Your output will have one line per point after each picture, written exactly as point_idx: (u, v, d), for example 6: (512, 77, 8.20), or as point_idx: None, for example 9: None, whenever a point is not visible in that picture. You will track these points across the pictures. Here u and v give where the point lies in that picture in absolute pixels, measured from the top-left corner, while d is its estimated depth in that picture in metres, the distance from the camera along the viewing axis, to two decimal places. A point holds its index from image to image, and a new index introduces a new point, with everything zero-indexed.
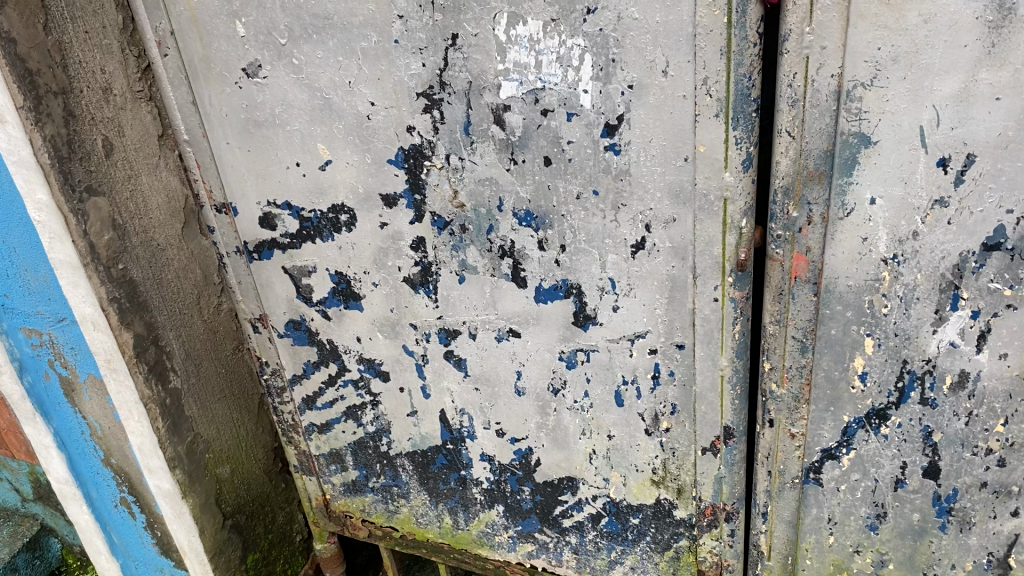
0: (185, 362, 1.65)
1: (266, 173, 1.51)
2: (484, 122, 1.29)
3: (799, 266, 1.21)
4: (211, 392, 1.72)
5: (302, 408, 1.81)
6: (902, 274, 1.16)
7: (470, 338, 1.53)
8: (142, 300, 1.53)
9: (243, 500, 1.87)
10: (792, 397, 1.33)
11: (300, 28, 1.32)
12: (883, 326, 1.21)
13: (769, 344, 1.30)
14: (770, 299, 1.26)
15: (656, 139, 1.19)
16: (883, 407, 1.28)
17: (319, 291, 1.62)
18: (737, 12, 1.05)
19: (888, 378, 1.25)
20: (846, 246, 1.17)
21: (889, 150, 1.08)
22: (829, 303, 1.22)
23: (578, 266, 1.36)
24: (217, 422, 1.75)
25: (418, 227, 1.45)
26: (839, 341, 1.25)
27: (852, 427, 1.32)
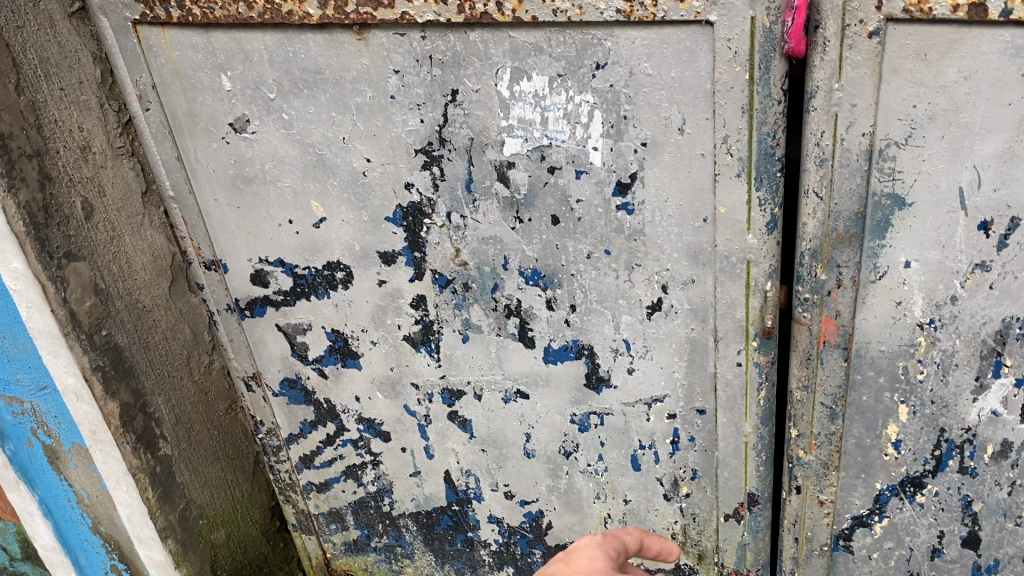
0: (176, 427, 1.57)
1: (257, 230, 1.43)
2: (487, 179, 1.21)
3: (828, 330, 1.13)
4: (204, 455, 1.64)
5: (300, 467, 1.73)
6: (939, 340, 1.08)
7: (475, 398, 1.45)
8: (128, 366, 1.45)
9: (241, 564, 1.78)
10: (820, 463, 1.25)
11: (290, 82, 1.25)
12: (919, 392, 1.13)
13: (795, 410, 1.22)
14: (796, 364, 1.18)
15: (672, 199, 1.11)
16: (919, 475, 1.20)
17: (315, 349, 1.53)
18: (760, 68, 0.98)
19: (924, 446, 1.17)
20: (879, 309, 1.09)
21: (926, 212, 1.00)
22: (860, 368, 1.15)
23: (590, 327, 1.28)
24: (211, 486, 1.67)
25: (418, 285, 1.36)
26: (871, 407, 1.17)
27: (884, 495, 1.24)
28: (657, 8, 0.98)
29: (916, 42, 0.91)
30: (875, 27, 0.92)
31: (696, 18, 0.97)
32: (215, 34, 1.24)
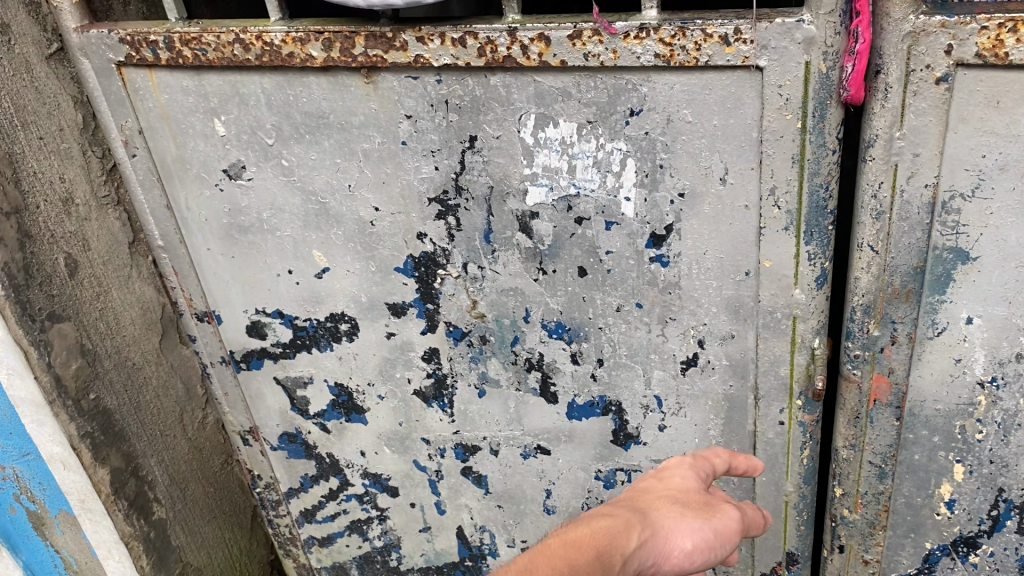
0: (169, 488, 1.47)
1: (254, 280, 1.33)
2: (507, 230, 1.12)
3: (880, 388, 1.05)
4: (200, 515, 1.54)
5: (301, 521, 1.64)
6: (1001, 399, 1.01)
7: (491, 454, 1.37)
8: (118, 430, 1.35)
9: None
10: (866, 523, 1.17)
11: (290, 127, 1.15)
12: (977, 452, 1.06)
13: (841, 469, 1.14)
14: (843, 422, 1.10)
15: (712, 252, 1.03)
16: (973, 535, 1.13)
17: (317, 403, 1.44)
18: (814, 116, 0.90)
19: (980, 506, 1.10)
20: (936, 367, 1.02)
21: (991, 266, 0.93)
22: (912, 427, 1.07)
23: (618, 382, 1.20)
24: (207, 546, 1.57)
25: (430, 337, 1.27)
26: (924, 466, 1.10)
27: (935, 554, 1.17)
28: (700, 52, 0.90)
29: (989, 89, 0.84)
30: (943, 73, 0.85)
31: (744, 63, 0.89)
32: (208, 76, 1.15)
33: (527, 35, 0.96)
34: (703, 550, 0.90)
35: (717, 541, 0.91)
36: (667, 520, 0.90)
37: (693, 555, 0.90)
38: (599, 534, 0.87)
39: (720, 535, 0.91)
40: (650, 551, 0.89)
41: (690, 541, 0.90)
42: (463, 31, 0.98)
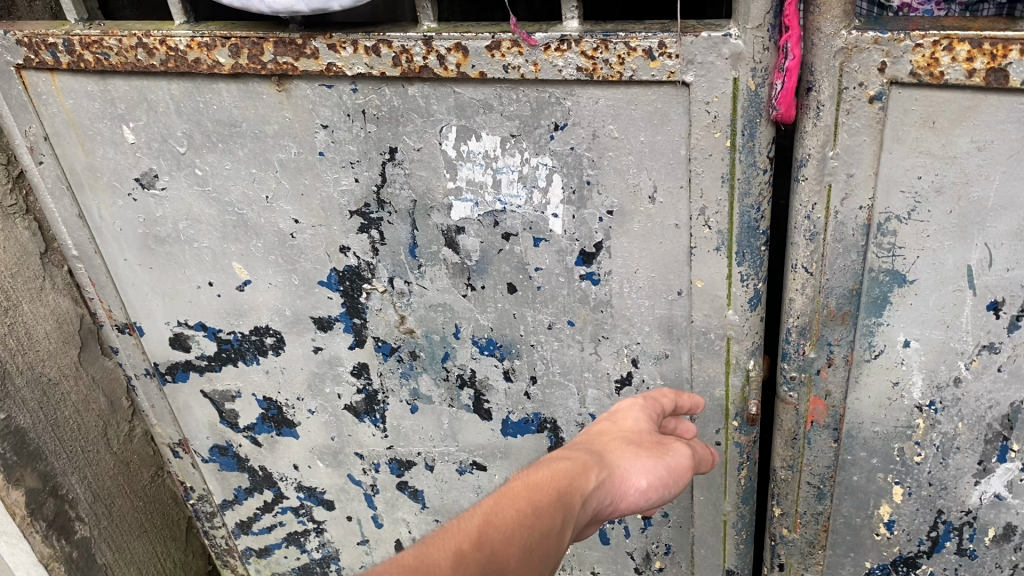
0: (94, 505, 1.41)
1: (175, 292, 1.27)
2: (433, 245, 1.07)
3: (817, 410, 1.02)
4: (128, 530, 1.48)
5: (237, 532, 1.59)
6: (940, 423, 0.98)
7: (427, 468, 1.33)
8: (33, 449, 1.29)
9: None
10: (806, 542, 1.14)
11: (202, 136, 1.09)
12: (916, 474, 1.03)
13: (779, 489, 1.11)
14: (781, 443, 1.07)
15: (643, 270, 0.99)
16: (913, 555, 1.10)
17: (246, 416, 1.38)
18: (743, 135, 0.85)
19: (919, 527, 1.07)
20: (874, 389, 0.98)
21: (928, 290, 0.90)
22: (851, 448, 1.04)
23: (552, 400, 1.16)
24: (137, 561, 1.51)
25: (359, 352, 1.22)
26: (863, 487, 1.07)
27: (875, 573, 1.14)
28: (623, 67, 0.85)
29: (924, 108, 0.79)
30: (877, 91, 0.80)
31: (670, 79, 0.84)
32: (113, 81, 1.08)
33: (443, 45, 0.90)
34: (657, 490, 0.88)
35: (673, 480, 0.89)
36: (623, 461, 0.87)
37: (648, 494, 0.88)
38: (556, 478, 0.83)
39: (676, 474, 0.88)
40: (607, 493, 0.86)
41: (645, 480, 0.88)
42: (376, 39, 0.91)
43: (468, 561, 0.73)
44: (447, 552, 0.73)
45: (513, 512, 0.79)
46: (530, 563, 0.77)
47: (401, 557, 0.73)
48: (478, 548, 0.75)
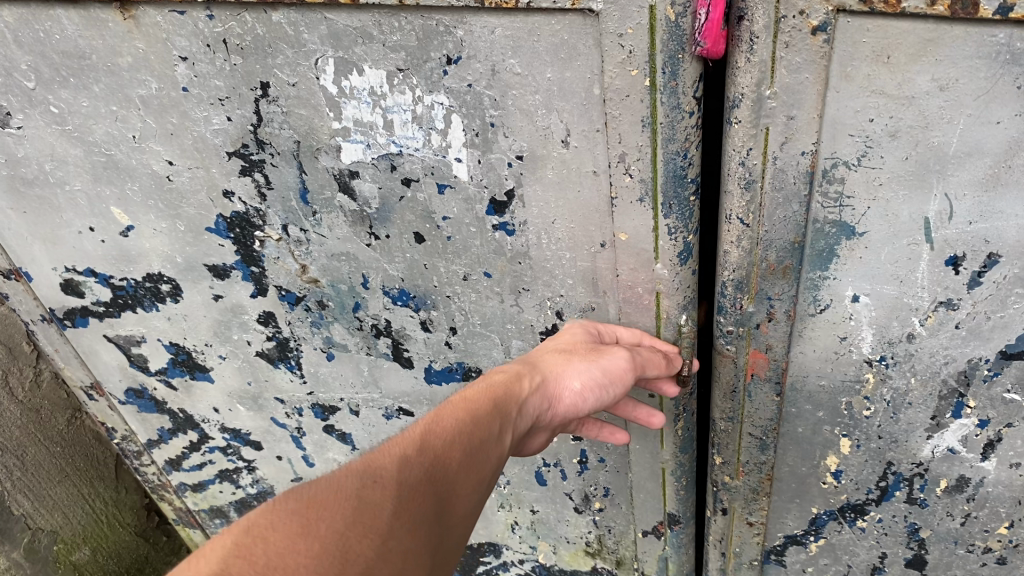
0: (3, 457, 1.39)
1: (55, 238, 1.13)
2: (326, 190, 0.94)
3: (757, 363, 0.92)
4: (46, 479, 1.47)
5: (169, 469, 1.50)
6: (891, 378, 0.89)
7: (352, 414, 1.24)
8: None
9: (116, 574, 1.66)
10: (749, 489, 1.07)
11: (49, 69, 0.93)
12: (865, 427, 0.95)
13: (720, 439, 1.03)
14: (719, 395, 0.97)
15: (561, 220, 0.86)
16: (861, 502, 1.03)
17: (156, 361, 1.28)
18: (664, 73, 0.71)
19: (868, 477, 1.00)
20: (819, 344, 0.89)
21: (880, 243, 0.78)
22: (795, 401, 0.95)
23: (475, 350, 1.05)
24: (61, 507, 1.51)
25: (263, 301, 1.10)
26: (808, 439, 0.99)
27: (821, 518, 1.08)
28: None
29: (877, 41, 0.66)
30: (821, 21, 0.66)
31: (574, 6, 0.70)
32: None
33: None
34: (595, 389, 0.88)
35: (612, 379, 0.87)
36: (556, 365, 0.87)
37: (584, 396, 0.88)
38: (491, 394, 0.84)
39: (614, 373, 0.87)
40: (540, 399, 0.87)
41: (581, 381, 0.88)
42: None
43: (412, 466, 0.72)
44: (393, 458, 0.72)
45: (450, 425, 0.79)
46: (470, 467, 0.78)
47: (347, 466, 0.72)
48: (421, 455, 0.74)
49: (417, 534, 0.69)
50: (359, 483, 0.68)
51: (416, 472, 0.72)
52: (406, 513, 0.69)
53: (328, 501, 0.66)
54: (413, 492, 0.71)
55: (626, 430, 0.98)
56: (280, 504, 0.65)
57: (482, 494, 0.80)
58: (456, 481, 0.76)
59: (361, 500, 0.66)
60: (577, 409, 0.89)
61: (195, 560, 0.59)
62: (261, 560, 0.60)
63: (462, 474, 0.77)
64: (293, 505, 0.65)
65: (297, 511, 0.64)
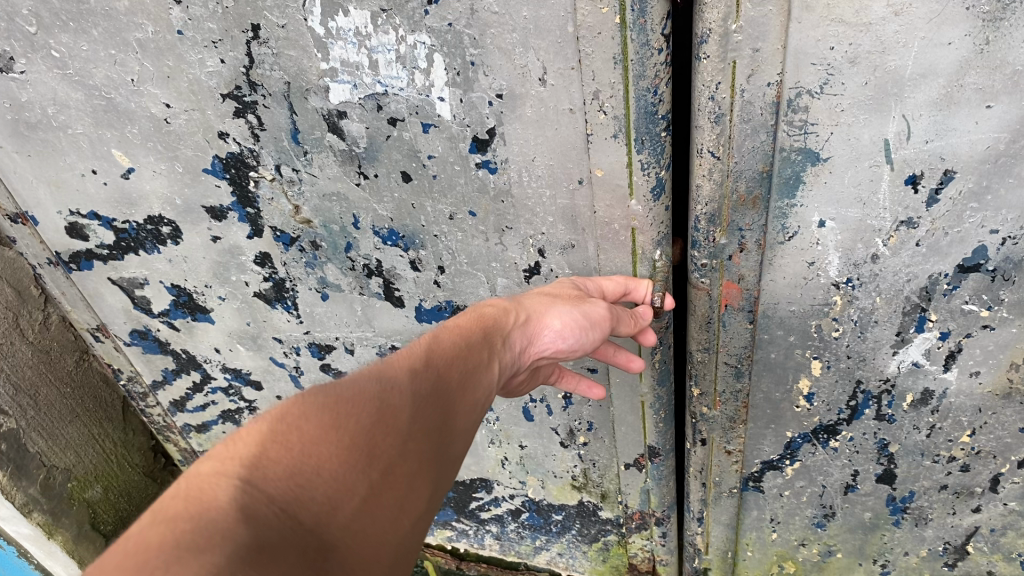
0: (17, 397, 1.48)
1: (59, 181, 1.18)
2: (316, 130, 0.98)
3: (730, 294, 0.97)
4: (59, 418, 1.57)
5: (173, 411, 1.56)
6: (857, 299, 0.93)
7: (347, 352, 1.29)
8: None
9: (129, 511, 1.78)
10: (726, 418, 1.13)
11: (49, 14, 0.96)
12: (834, 348, 0.99)
13: (697, 370, 1.08)
14: (695, 328, 1.02)
15: (540, 158, 0.90)
16: (833, 423, 1.08)
17: (158, 303, 1.33)
18: (632, 11, 0.74)
19: (838, 398, 1.05)
20: (789, 271, 0.93)
21: (843, 167, 0.82)
22: (767, 328, 1.00)
23: (463, 288, 1.10)
24: (74, 447, 1.62)
25: (259, 242, 1.15)
26: (781, 364, 1.04)
27: (796, 441, 1.13)
28: None
29: None
30: None
31: None
32: None
33: None
34: (573, 329, 0.91)
35: (591, 322, 0.90)
36: (542, 305, 0.91)
37: (562, 336, 0.91)
38: (481, 324, 0.89)
39: (592, 317, 0.90)
40: (523, 335, 0.91)
41: (561, 321, 0.91)
42: None
43: (422, 377, 0.79)
44: (400, 369, 0.78)
45: (450, 346, 0.85)
46: (470, 384, 0.84)
47: (358, 374, 0.77)
48: (428, 368, 0.81)
49: (427, 438, 0.75)
50: (375, 388, 0.74)
51: (426, 383, 0.79)
52: (415, 420, 0.75)
53: (351, 399, 0.71)
54: (420, 402, 0.76)
55: (603, 387, 1.05)
56: (303, 399, 0.70)
57: (478, 411, 0.86)
58: (460, 394, 0.82)
59: (382, 403, 0.72)
60: (556, 349, 0.93)
61: (232, 444, 0.64)
62: (297, 446, 0.64)
63: (465, 388, 0.83)
64: (321, 400, 0.70)
65: (323, 407, 0.69)
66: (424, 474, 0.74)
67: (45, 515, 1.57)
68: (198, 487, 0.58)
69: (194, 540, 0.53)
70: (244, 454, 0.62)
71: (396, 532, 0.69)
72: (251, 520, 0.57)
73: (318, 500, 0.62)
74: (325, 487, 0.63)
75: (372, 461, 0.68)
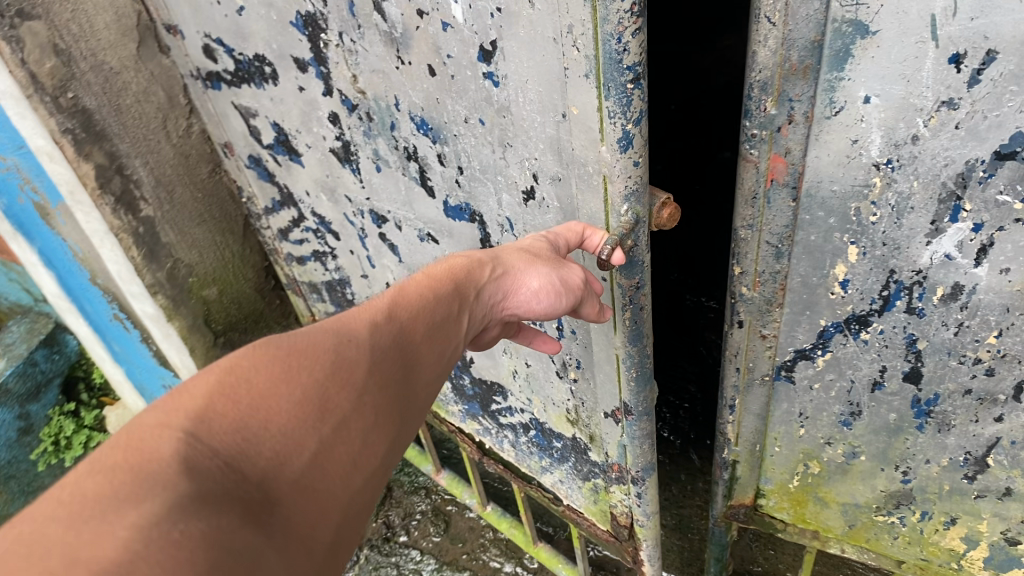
0: (156, 189, 1.70)
1: (194, 5, 1.31)
2: (367, 7, 1.01)
3: (777, 169, 0.89)
4: (188, 217, 1.80)
5: (281, 237, 1.82)
6: (896, 183, 0.83)
7: (396, 227, 1.40)
8: (99, 130, 1.54)
9: (235, 318, 2.06)
10: (763, 300, 1.05)
11: None
12: (870, 234, 0.90)
13: (739, 248, 1.01)
14: (740, 201, 0.95)
15: (531, 84, 0.89)
16: (865, 314, 0.99)
17: (265, 134, 1.48)
18: None
19: (872, 286, 0.95)
20: (833, 148, 0.85)
21: (890, 42, 0.73)
22: (811, 210, 0.92)
23: (477, 194, 1.13)
24: (198, 246, 1.86)
25: (330, 102, 1.24)
26: (820, 247, 0.95)
27: (829, 331, 1.04)
28: None
29: None
30: None
31: None
32: None
33: None
34: (549, 293, 0.87)
35: (568, 287, 0.87)
36: (514, 263, 0.90)
37: (538, 297, 0.88)
38: (451, 276, 0.89)
39: (570, 285, 0.87)
40: (495, 287, 0.91)
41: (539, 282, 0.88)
42: None
43: (383, 332, 0.81)
44: (360, 325, 0.79)
45: (418, 299, 0.86)
46: (434, 340, 0.86)
47: (318, 325, 0.78)
48: (391, 322, 0.82)
49: (384, 394, 0.78)
50: (331, 343, 0.76)
51: (387, 338, 0.81)
52: (371, 376, 0.77)
53: (305, 352, 0.73)
54: (376, 358, 0.78)
55: (556, 341, 1.03)
56: (256, 349, 0.71)
57: (440, 368, 0.87)
58: (422, 350, 0.84)
59: (337, 359, 0.75)
60: (529, 307, 0.92)
61: (178, 394, 0.64)
62: (241, 401, 0.66)
63: (427, 344, 0.85)
64: (272, 350, 0.71)
65: (275, 358, 0.71)
66: (379, 431, 0.77)
67: (167, 299, 1.84)
68: (140, 436, 0.59)
69: (133, 493, 0.54)
70: (191, 402, 0.64)
71: (348, 489, 0.72)
72: (194, 471, 0.59)
73: (265, 456, 0.65)
74: (270, 442, 0.66)
75: (323, 417, 0.71)
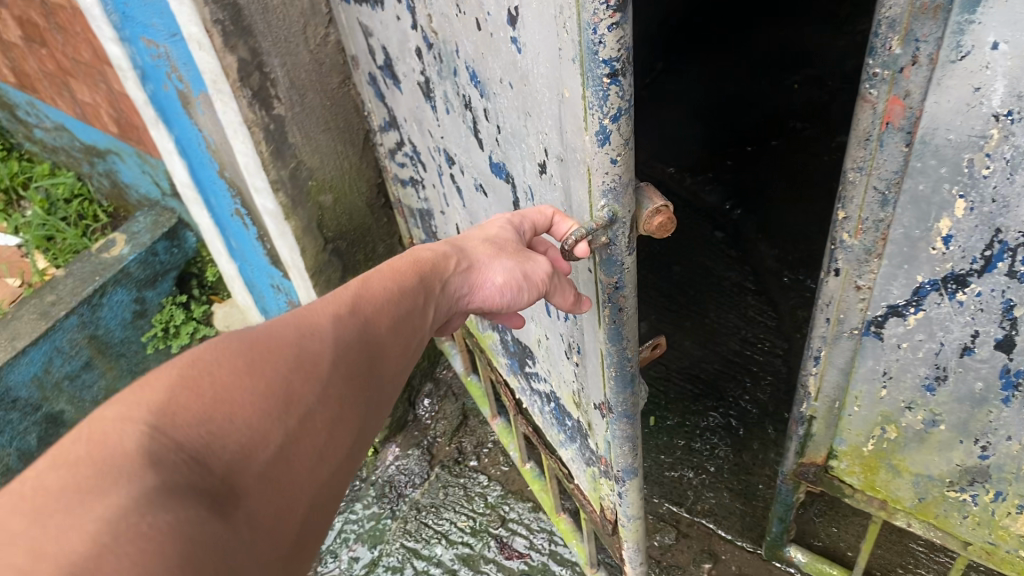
0: (291, 91, 1.74)
1: None
2: None
3: (894, 111, 0.83)
4: (315, 123, 1.84)
5: (391, 159, 1.89)
6: (1015, 136, 0.76)
7: (459, 172, 1.40)
8: (246, 25, 1.57)
9: (346, 228, 2.09)
10: (863, 249, 0.97)
11: None
12: (981, 189, 0.82)
13: (847, 192, 0.95)
14: (855, 143, 0.89)
15: (541, 57, 0.85)
16: (963, 273, 0.90)
17: (379, 55, 1.52)
18: None
19: (975, 245, 0.87)
20: (953, 95, 0.77)
21: None
22: (924, 158, 0.84)
23: (509, 156, 1.10)
24: (321, 151, 1.89)
25: (416, 36, 1.23)
26: (927, 198, 0.87)
27: (924, 289, 0.96)
28: None
29: None
30: None
31: None
32: None
33: None
34: (512, 288, 0.93)
35: (530, 284, 0.92)
36: (480, 258, 0.93)
37: (502, 291, 0.93)
38: (417, 269, 0.92)
39: (534, 281, 0.92)
40: (461, 280, 0.94)
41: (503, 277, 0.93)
42: None
43: (347, 324, 0.82)
44: (325, 317, 0.80)
45: (380, 292, 0.88)
46: (398, 331, 0.89)
47: (282, 316, 0.78)
48: (354, 314, 0.84)
49: (350, 386, 0.80)
50: (297, 335, 0.76)
51: (350, 331, 0.82)
52: (334, 368, 0.78)
53: (272, 346, 0.73)
54: (341, 350, 0.80)
55: (522, 317, 1.06)
56: (222, 342, 0.71)
57: (404, 360, 0.90)
58: (386, 341, 0.87)
59: (303, 351, 0.76)
60: (491, 301, 0.96)
61: (141, 386, 0.64)
62: (208, 392, 0.66)
63: (391, 335, 0.88)
64: (238, 342, 0.71)
65: (242, 351, 0.71)
66: (346, 422, 0.79)
67: (287, 197, 1.87)
68: (103, 431, 0.58)
69: (97, 485, 0.54)
70: (154, 396, 0.63)
71: (313, 482, 0.73)
72: (160, 463, 0.58)
73: (234, 448, 0.65)
74: (238, 435, 0.66)
75: (289, 410, 0.71)
